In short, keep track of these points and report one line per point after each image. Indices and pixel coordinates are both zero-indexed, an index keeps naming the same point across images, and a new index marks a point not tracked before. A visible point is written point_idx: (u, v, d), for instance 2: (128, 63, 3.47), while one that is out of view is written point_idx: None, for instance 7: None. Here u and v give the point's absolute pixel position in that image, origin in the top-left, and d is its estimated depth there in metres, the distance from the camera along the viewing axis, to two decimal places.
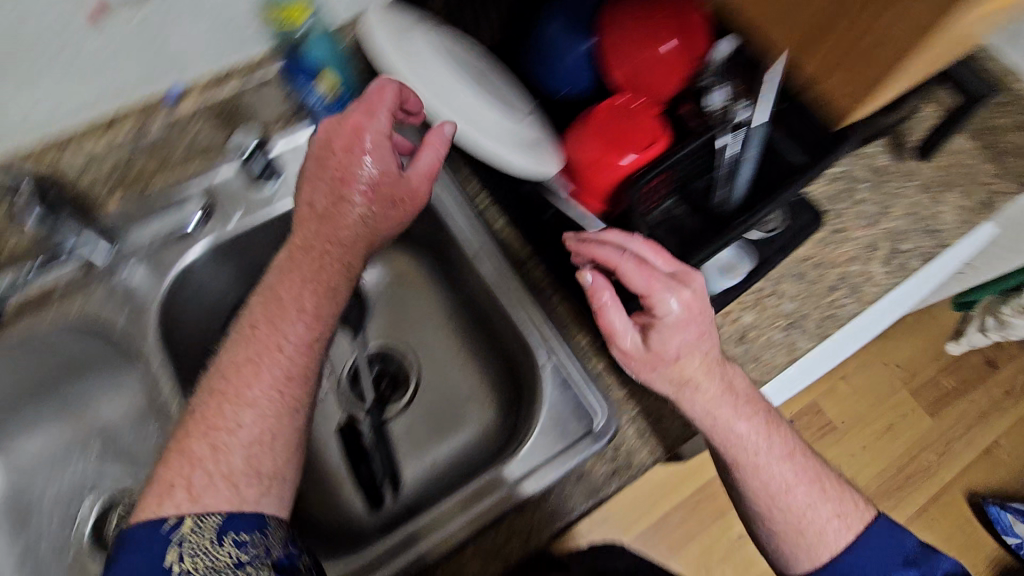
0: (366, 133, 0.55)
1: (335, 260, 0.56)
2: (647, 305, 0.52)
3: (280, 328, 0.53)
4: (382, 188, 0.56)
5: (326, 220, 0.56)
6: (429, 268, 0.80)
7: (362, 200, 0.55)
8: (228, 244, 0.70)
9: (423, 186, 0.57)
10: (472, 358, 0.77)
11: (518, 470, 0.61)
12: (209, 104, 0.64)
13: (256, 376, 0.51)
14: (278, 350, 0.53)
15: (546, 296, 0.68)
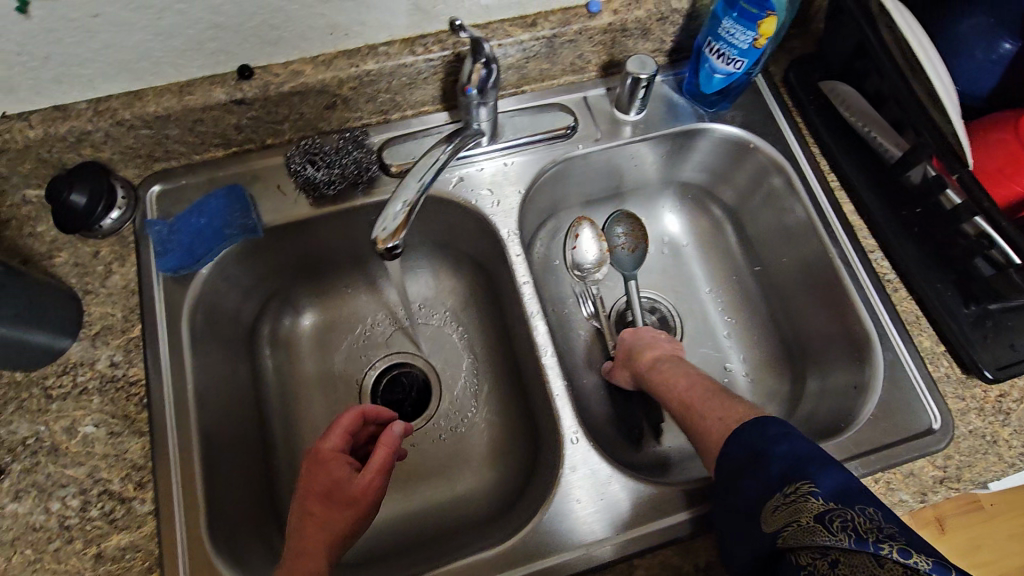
0: (323, 453, 0.55)
1: (322, 534, 0.50)
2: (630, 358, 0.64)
3: (314, 534, 0.50)
4: (346, 487, 0.53)
5: (316, 467, 0.54)
6: (727, 233, 0.79)
7: (343, 476, 0.53)
8: (573, 161, 0.70)
9: (374, 481, 0.53)
10: (757, 331, 0.76)
11: (596, 523, 0.55)
12: (615, 25, 0.65)
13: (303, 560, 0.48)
14: (318, 538, 0.50)
15: (891, 289, 0.64)
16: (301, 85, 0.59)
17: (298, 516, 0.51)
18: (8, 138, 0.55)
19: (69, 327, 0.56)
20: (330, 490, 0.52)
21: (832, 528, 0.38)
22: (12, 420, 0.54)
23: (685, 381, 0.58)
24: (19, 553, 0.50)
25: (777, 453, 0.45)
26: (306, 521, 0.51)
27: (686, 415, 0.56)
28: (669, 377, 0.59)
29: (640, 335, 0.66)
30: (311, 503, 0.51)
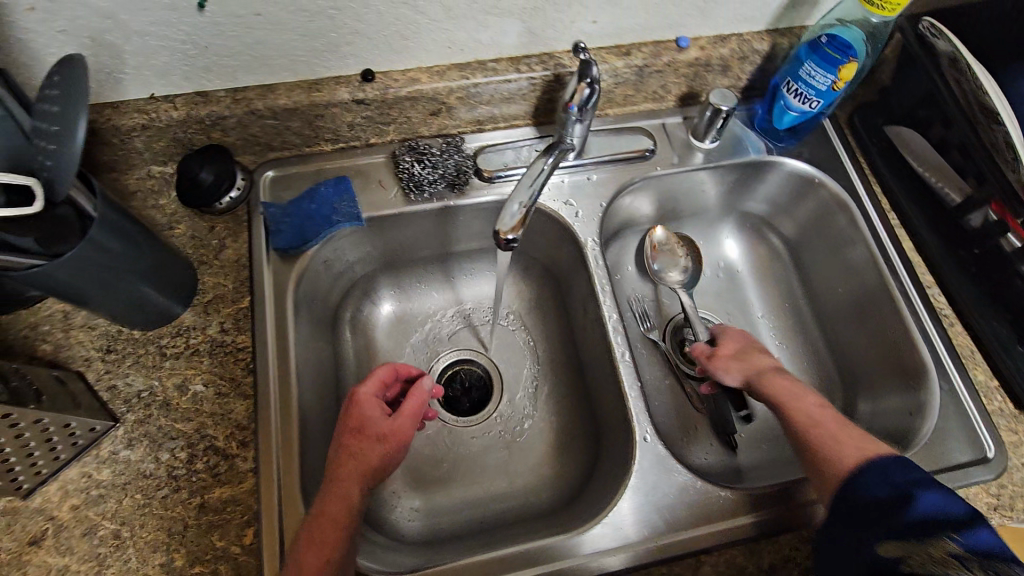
0: (359, 396, 0.58)
1: (359, 463, 0.53)
2: (732, 359, 0.66)
3: (350, 464, 0.53)
4: (383, 427, 0.56)
5: (354, 406, 0.58)
6: (782, 262, 0.83)
7: (379, 418, 0.57)
8: (651, 180, 0.75)
9: (408, 426, 0.58)
10: (808, 356, 0.78)
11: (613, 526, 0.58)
12: (701, 59, 0.70)
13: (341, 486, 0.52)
14: (355, 466, 0.53)
15: (946, 324, 0.68)
16: (416, 91, 0.65)
17: (335, 450, 0.55)
18: (154, 116, 0.60)
19: (187, 293, 0.61)
20: (364, 430, 0.56)
21: (970, 568, 0.40)
22: (129, 373, 0.58)
23: (808, 399, 0.59)
24: (129, 497, 0.54)
25: (917, 493, 0.46)
26: (339, 456, 0.54)
27: (809, 428, 0.56)
28: (790, 391, 0.60)
29: (749, 345, 0.67)
30: (346, 440, 0.55)
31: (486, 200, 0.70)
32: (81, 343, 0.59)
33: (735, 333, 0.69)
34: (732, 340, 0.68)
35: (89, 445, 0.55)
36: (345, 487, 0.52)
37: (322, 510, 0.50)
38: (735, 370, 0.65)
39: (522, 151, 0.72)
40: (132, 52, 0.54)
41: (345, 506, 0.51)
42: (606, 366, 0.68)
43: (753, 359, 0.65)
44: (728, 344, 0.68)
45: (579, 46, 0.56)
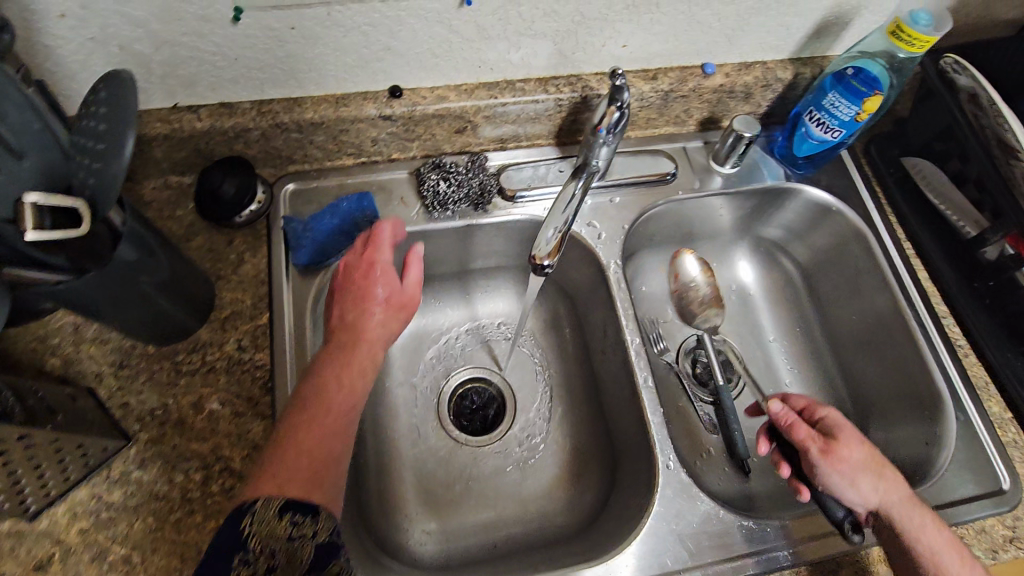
0: (372, 262, 0.59)
1: (366, 353, 0.56)
2: (847, 456, 0.56)
3: (355, 360, 0.55)
4: (392, 298, 0.59)
5: (364, 276, 0.59)
6: (795, 288, 0.83)
7: (382, 299, 0.58)
8: (672, 205, 0.75)
9: (417, 292, 0.61)
10: (821, 382, 0.78)
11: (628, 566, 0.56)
12: (726, 86, 0.71)
13: (350, 380, 0.54)
14: (359, 360, 0.55)
15: (961, 356, 0.69)
16: (444, 109, 0.64)
17: (340, 314, 0.58)
18: (177, 126, 0.58)
19: (204, 309, 0.59)
20: (388, 274, 0.59)
21: None
22: (142, 391, 0.56)
23: (935, 532, 0.54)
24: (141, 521, 0.52)
25: None
26: (351, 313, 0.57)
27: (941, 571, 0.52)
28: (924, 526, 0.54)
29: (871, 449, 0.58)
30: (362, 280, 0.58)
31: (508, 220, 0.70)
32: (93, 358, 0.57)
33: (852, 432, 0.59)
34: (859, 446, 0.57)
35: (99, 466, 0.53)
36: (359, 342, 0.56)
37: (325, 377, 0.53)
38: (866, 489, 0.55)
39: (545, 170, 0.72)
40: (160, 62, 0.53)
41: (357, 363, 0.55)
42: (626, 390, 0.68)
43: (885, 477, 0.56)
44: (856, 452, 0.57)
45: (615, 70, 0.56)
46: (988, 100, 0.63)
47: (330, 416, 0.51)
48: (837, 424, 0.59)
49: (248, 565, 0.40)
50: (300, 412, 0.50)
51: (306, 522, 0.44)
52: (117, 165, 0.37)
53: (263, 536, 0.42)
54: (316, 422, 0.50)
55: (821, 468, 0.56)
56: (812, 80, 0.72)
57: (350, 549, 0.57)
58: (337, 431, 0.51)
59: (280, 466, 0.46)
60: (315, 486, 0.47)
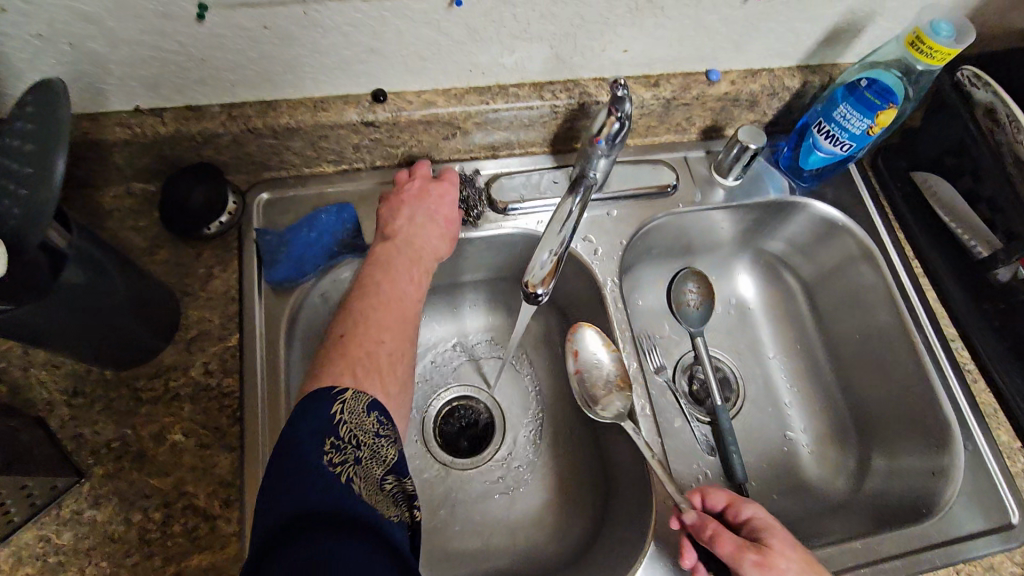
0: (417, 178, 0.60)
1: (434, 232, 0.58)
2: (782, 567, 0.48)
3: (422, 237, 0.57)
4: (445, 214, 0.59)
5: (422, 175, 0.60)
6: (796, 303, 0.80)
7: (435, 212, 0.58)
8: (672, 217, 0.72)
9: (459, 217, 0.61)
10: (820, 402, 0.76)
11: None
12: (732, 94, 0.67)
13: (423, 250, 0.56)
14: (427, 244, 0.57)
15: (969, 380, 0.66)
16: (432, 115, 0.59)
17: (406, 215, 0.57)
18: (138, 131, 0.53)
19: (167, 329, 0.55)
20: (444, 198, 0.59)
21: None
22: (97, 421, 0.52)
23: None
24: (94, 566, 0.47)
25: None
26: (414, 214, 0.57)
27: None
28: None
29: (805, 554, 0.49)
30: (416, 190, 0.59)
31: (499, 233, 0.66)
32: (44, 384, 0.52)
33: (784, 535, 0.50)
34: (795, 554, 0.49)
35: (49, 505, 0.48)
36: (419, 251, 0.56)
37: (394, 266, 0.53)
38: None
39: (539, 180, 0.68)
40: (117, 62, 0.48)
41: (410, 269, 0.54)
42: (621, 416, 0.64)
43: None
44: (792, 562, 0.48)
45: (617, 80, 0.53)
46: (1010, 118, 0.61)
47: (398, 308, 0.51)
48: (766, 527, 0.51)
49: (339, 451, 0.40)
50: (372, 300, 0.50)
51: (389, 426, 0.43)
52: (47, 191, 0.31)
53: (353, 424, 0.42)
54: (386, 302, 0.51)
55: None
56: (821, 90, 0.69)
57: None
58: (403, 322, 0.51)
59: (349, 363, 0.45)
60: (383, 375, 0.46)
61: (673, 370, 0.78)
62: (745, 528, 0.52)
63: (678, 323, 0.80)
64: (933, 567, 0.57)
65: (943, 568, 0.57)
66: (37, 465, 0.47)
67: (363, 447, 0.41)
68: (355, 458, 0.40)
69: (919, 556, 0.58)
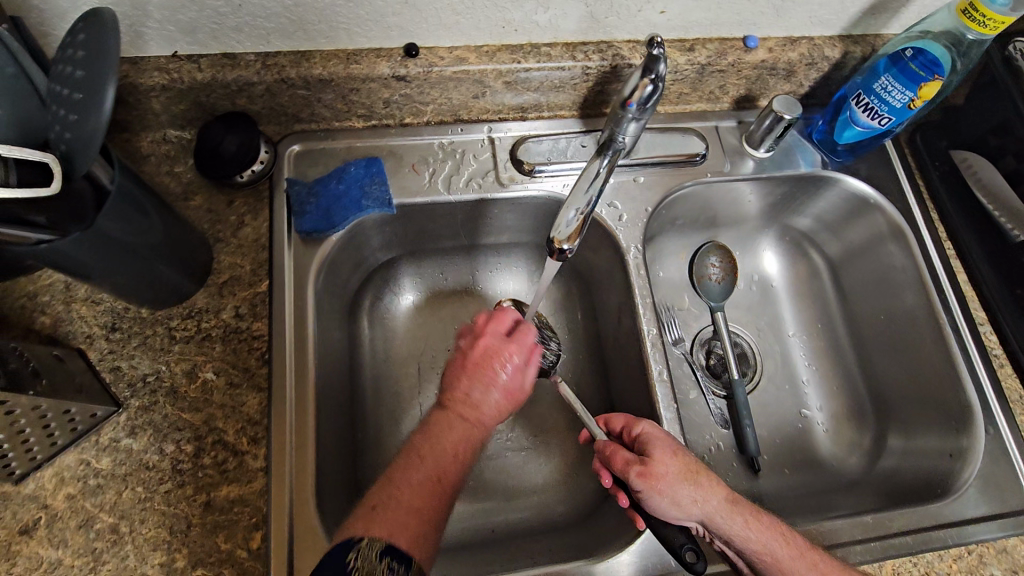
0: (498, 353, 0.57)
1: (487, 404, 0.54)
2: (661, 476, 0.52)
3: (452, 430, 0.52)
4: (511, 393, 0.56)
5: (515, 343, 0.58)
6: (819, 283, 0.79)
7: (497, 397, 0.55)
8: (699, 188, 0.71)
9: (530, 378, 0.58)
10: (838, 382, 0.75)
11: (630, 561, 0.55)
12: (768, 62, 0.65)
13: (478, 417, 0.54)
14: (478, 408, 0.54)
15: (997, 364, 0.65)
16: (462, 71, 0.59)
17: (464, 387, 0.54)
18: (176, 77, 0.55)
19: (200, 272, 0.56)
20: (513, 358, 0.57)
21: None
22: (134, 355, 0.54)
23: (761, 529, 0.52)
24: (130, 490, 0.50)
25: None
26: (475, 386, 0.54)
27: (769, 560, 0.51)
28: (747, 525, 0.52)
29: (685, 457, 0.54)
30: (487, 362, 0.56)
31: (524, 194, 0.65)
32: (84, 318, 0.55)
33: (666, 444, 0.54)
34: (673, 459, 0.53)
35: (89, 430, 0.51)
36: (472, 424, 0.53)
37: (440, 439, 0.51)
38: (688, 505, 0.52)
39: (564, 144, 0.67)
40: (157, 5, 0.49)
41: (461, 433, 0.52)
42: (637, 382, 0.65)
43: (704, 490, 0.53)
44: (670, 468, 0.53)
45: (652, 39, 0.51)
46: None
47: (436, 467, 0.49)
48: (651, 439, 0.55)
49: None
50: (413, 463, 0.49)
51: (399, 569, 0.43)
52: (93, 119, 0.33)
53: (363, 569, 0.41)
54: (419, 469, 0.49)
55: (641, 491, 0.52)
56: (862, 60, 0.67)
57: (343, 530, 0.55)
58: (435, 485, 0.49)
59: (368, 518, 0.45)
60: (407, 531, 0.45)
61: (691, 343, 0.78)
62: (634, 442, 0.56)
63: (699, 297, 0.80)
64: (944, 545, 0.57)
65: (956, 547, 0.57)
66: (79, 391, 0.50)
67: None
68: None
69: (930, 534, 0.57)
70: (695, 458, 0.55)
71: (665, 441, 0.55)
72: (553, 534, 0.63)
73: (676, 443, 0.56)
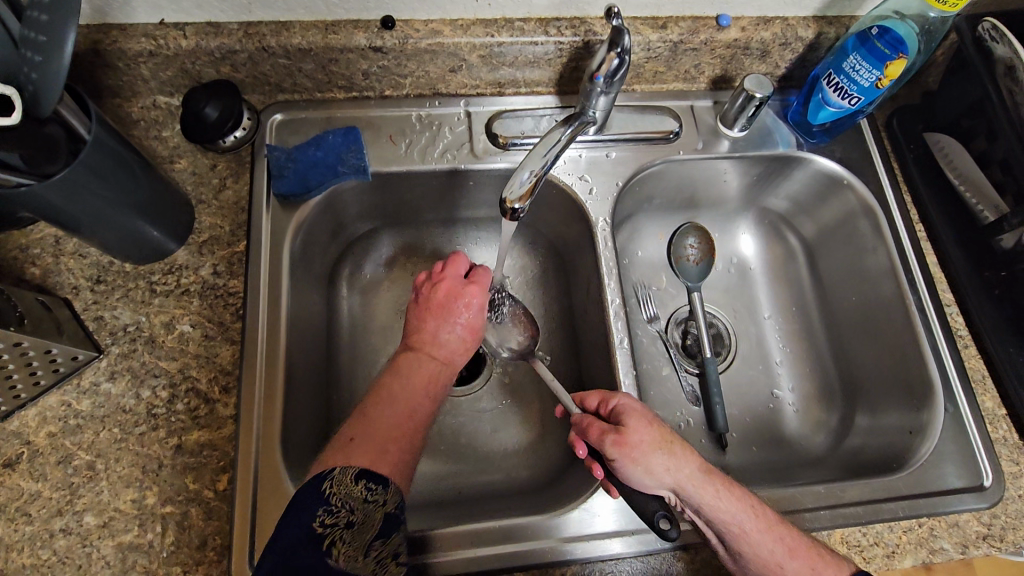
0: (454, 296, 0.60)
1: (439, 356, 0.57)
2: (634, 446, 0.52)
3: (411, 375, 0.54)
4: (468, 332, 0.59)
5: (465, 289, 0.60)
6: (797, 266, 0.80)
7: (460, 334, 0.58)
8: (672, 165, 0.72)
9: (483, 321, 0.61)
10: (810, 363, 0.76)
11: (587, 525, 0.56)
12: (740, 42, 0.66)
13: (431, 351, 0.56)
14: (433, 351, 0.56)
15: (961, 346, 0.65)
16: (437, 44, 0.61)
17: (428, 325, 0.58)
18: (162, 43, 0.58)
19: (181, 231, 0.59)
20: (471, 303, 0.60)
21: None
22: (116, 306, 0.57)
23: (732, 500, 0.51)
24: (106, 431, 0.53)
25: None
26: (442, 326, 0.58)
27: (738, 530, 0.50)
28: (719, 495, 0.51)
29: (659, 428, 0.54)
30: (447, 298, 0.59)
31: (498, 167, 0.67)
32: (71, 270, 0.58)
33: (641, 415, 0.54)
34: (647, 429, 0.53)
35: (71, 374, 0.54)
36: (438, 361, 0.56)
37: (407, 376, 0.54)
38: (661, 473, 0.52)
39: (541, 119, 0.69)
40: None
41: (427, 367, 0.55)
42: (602, 351, 0.66)
43: (677, 458, 0.52)
44: (645, 436, 0.53)
45: (612, 10, 0.53)
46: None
47: (407, 400, 0.52)
48: (627, 410, 0.55)
49: (332, 515, 0.42)
50: (384, 398, 0.52)
51: (378, 490, 0.45)
52: (57, 59, 0.38)
53: (343, 494, 0.43)
54: (382, 401, 0.51)
55: (614, 460, 0.52)
56: (835, 42, 0.67)
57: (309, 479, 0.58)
58: (406, 420, 0.51)
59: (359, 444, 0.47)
60: (384, 458, 0.47)
61: (666, 321, 0.79)
62: (609, 415, 0.56)
63: (676, 277, 0.80)
64: (895, 517, 0.57)
65: (907, 520, 0.58)
66: (63, 335, 0.53)
67: (351, 511, 0.43)
68: (346, 520, 0.42)
69: (881, 505, 0.58)
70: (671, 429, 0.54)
71: (639, 411, 0.55)
72: (516, 495, 0.65)
73: (654, 416, 0.55)
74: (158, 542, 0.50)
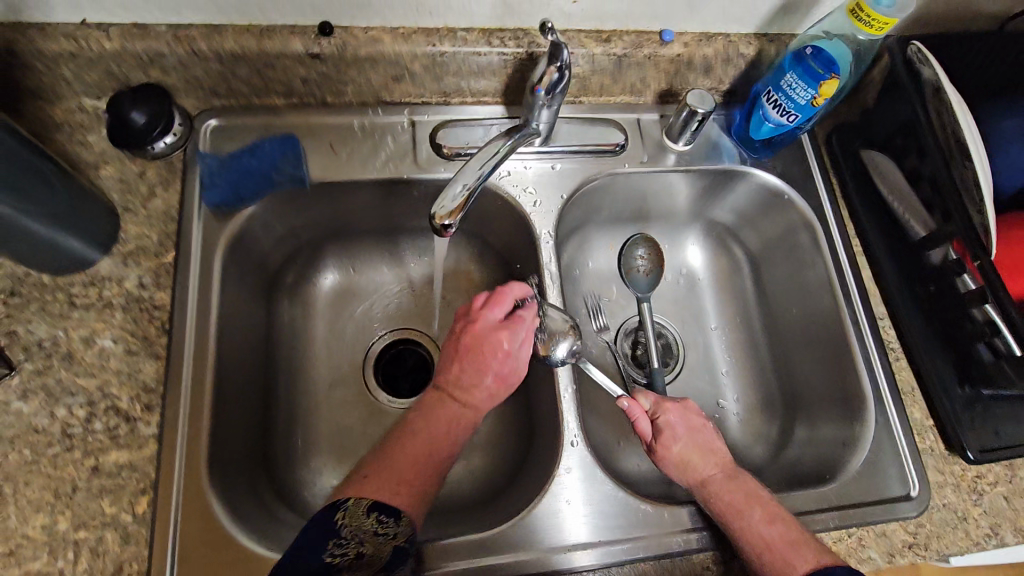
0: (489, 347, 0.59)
1: (458, 405, 0.57)
2: (660, 443, 0.59)
3: (440, 428, 0.55)
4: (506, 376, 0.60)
5: (489, 342, 0.59)
6: (744, 278, 0.81)
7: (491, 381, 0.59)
8: (618, 176, 0.72)
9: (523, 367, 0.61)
10: (755, 374, 0.77)
11: (530, 543, 0.55)
12: (683, 57, 0.67)
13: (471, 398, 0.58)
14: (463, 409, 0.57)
15: (893, 358, 0.67)
16: (377, 53, 0.60)
17: (456, 369, 0.59)
18: (84, 44, 0.55)
19: (104, 241, 0.57)
20: (496, 351, 0.59)
21: None
22: (31, 320, 0.54)
23: (739, 496, 0.55)
24: (16, 453, 0.50)
25: None
26: (467, 370, 0.58)
27: (735, 518, 0.53)
28: (726, 492, 0.55)
29: (693, 435, 0.59)
30: (480, 345, 0.59)
31: (442, 178, 0.66)
32: None
33: (676, 422, 0.60)
34: (685, 433, 0.59)
35: None
36: (461, 405, 0.57)
37: (434, 415, 0.55)
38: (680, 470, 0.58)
39: (490, 130, 0.68)
40: None
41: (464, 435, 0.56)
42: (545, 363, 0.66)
43: (693, 461, 0.58)
44: (679, 438, 0.59)
45: (547, 25, 0.52)
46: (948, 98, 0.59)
47: (427, 444, 0.53)
48: (667, 415, 0.60)
49: (341, 546, 0.43)
50: (406, 435, 0.53)
51: (389, 522, 0.46)
52: None
53: (353, 527, 0.45)
54: (407, 444, 0.52)
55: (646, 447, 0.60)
56: (774, 59, 0.69)
57: (241, 496, 0.56)
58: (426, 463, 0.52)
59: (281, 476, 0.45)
60: (396, 490, 0.49)
61: (616, 332, 0.79)
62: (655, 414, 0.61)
63: (626, 287, 0.80)
64: (825, 528, 0.59)
65: (837, 530, 0.59)
66: None
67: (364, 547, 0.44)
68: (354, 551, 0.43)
69: (813, 516, 0.59)
70: (708, 438, 0.60)
71: (675, 419, 0.60)
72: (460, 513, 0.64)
73: (698, 422, 0.60)
74: (69, 570, 0.48)
